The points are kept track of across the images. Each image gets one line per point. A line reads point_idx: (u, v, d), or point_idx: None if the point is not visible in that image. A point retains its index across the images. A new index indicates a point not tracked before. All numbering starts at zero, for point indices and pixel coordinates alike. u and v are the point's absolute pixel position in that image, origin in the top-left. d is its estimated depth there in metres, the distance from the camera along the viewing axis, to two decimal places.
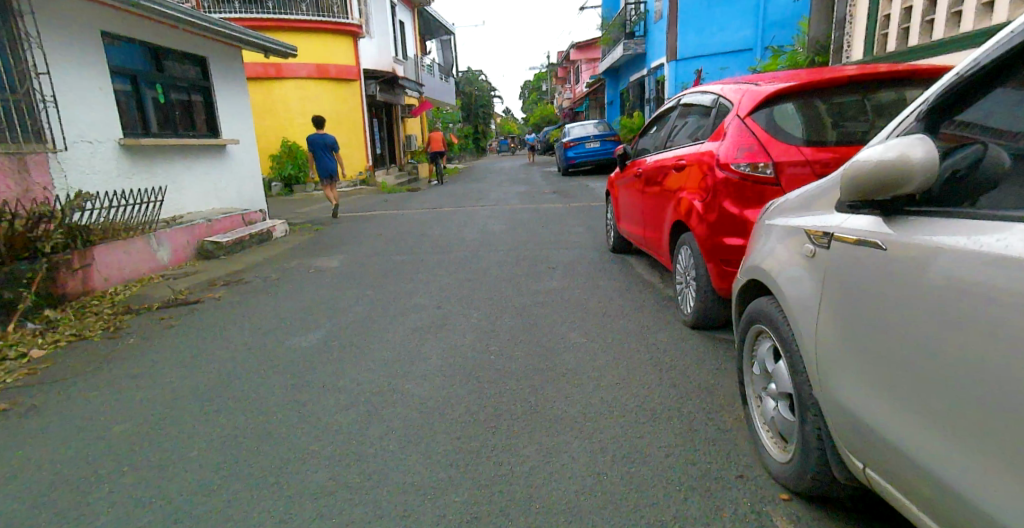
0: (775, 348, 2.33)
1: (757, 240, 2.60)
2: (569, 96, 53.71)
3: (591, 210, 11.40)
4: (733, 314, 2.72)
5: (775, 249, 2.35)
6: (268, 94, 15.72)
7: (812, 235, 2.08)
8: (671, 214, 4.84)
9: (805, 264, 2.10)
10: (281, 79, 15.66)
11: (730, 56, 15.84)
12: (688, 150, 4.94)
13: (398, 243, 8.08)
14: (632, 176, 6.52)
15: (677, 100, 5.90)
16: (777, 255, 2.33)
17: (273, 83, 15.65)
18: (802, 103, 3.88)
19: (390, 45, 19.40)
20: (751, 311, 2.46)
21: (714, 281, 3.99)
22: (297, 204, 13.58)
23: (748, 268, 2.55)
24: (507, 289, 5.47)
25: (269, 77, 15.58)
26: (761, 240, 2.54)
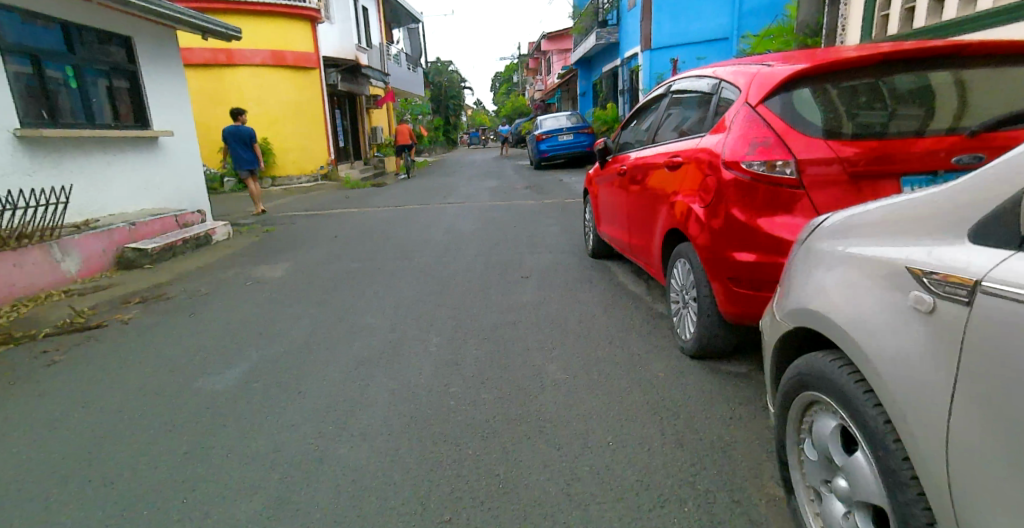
0: (846, 431, 1.64)
1: (802, 268, 1.93)
2: (541, 88, 52.92)
3: (567, 207, 10.70)
4: (771, 366, 2.03)
5: (847, 290, 1.67)
6: (219, 84, 14.73)
7: (929, 276, 1.43)
8: (665, 220, 4.17)
9: (917, 320, 1.44)
10: (233, 66, 14.69)
11: (706, 45, 15.28)
12: (681, 144, 4.26)
13: (354, 247, 7.29)
14: (614, 172, 5.83)
15: (666, 86, 5.18)
16: (852, 298, 1.65)
17: (223, 71, 14.67)
18: (814, 86, 3.19)
19: (352, 31, 18.46)
20: (804, 372, 1.76)
21: (720, 303, 3.31)
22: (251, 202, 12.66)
23: (794, 309, 1.88)
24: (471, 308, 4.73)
25: (218, 65, 14.60)
26: (811, 269, 1.87)
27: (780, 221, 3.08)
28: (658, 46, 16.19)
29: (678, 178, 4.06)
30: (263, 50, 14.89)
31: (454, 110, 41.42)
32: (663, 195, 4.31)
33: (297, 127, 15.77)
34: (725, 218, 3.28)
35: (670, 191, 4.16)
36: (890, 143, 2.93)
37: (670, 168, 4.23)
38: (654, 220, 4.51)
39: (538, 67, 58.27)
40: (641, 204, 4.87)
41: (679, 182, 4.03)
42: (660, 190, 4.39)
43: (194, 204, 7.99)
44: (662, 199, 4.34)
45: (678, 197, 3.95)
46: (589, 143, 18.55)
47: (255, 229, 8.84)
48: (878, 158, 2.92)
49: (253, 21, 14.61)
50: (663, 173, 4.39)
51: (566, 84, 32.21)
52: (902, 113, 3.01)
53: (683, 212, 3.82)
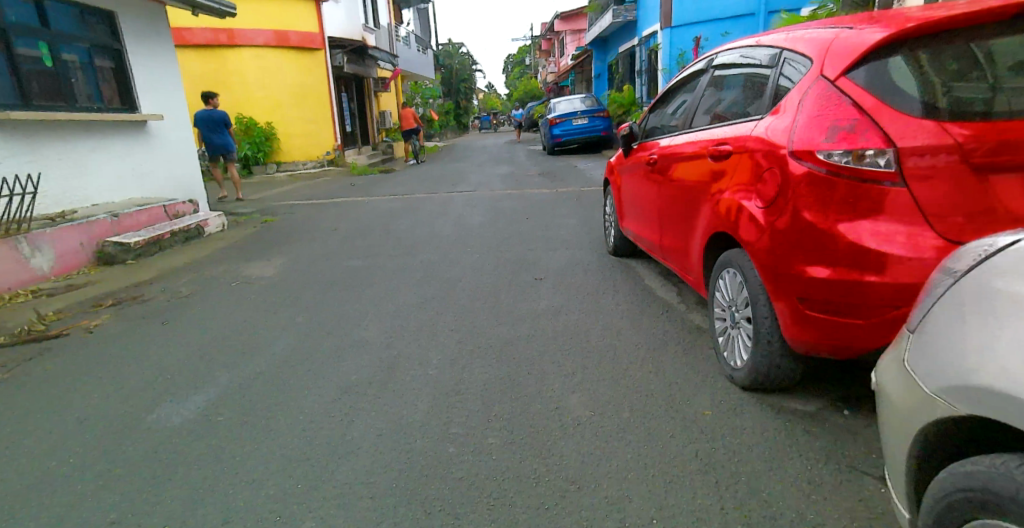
0: None
1: (961, 326, 1.42)
2: (554, 71, 52.00)
3: (583, 197, 10.09)
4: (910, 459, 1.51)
5: None
6: (221, 65, 14.25)
7: None
8: (706, 220, 3.58)
9: None
10: (235, 47, 14.19)
11: (731, 21, 14.57)
12: (726, 129, 3.64)
13: (356, 242, 6.74)
14: (640, 161, 5.21)
15: (706, 60, 4.53)
16: None
17: (225, 53, 14.18)
18: (906, 52, 2.54)
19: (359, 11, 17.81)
20: (995, 498, 1.29)
21: (786, 326, 2.73)
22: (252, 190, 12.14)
23: (962, 386, 1.35)
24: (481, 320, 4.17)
25: (220, 45, 14.08)
26: (981, 329, 1.36)
27: (866, 227, 2.48)
28: (679, 24, 15.41)
29: (724, 169, 3.45)
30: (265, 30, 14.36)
31: (465, 94, 40.68)
32: (704, 189, 3.71)
33: (303, 111, 15.27)
34: (793, 223, 2.69)
35: (714, 184, 3.56)
36: (1012, 127, 2.32)
37: (713, 156, 3.62)
38: (691, 218, 3.92)
39: (550, 49, 57.37)
40: (674, 198, 4.27)
41: (725, 175, 3.42)
42: (700, 184, 3.79)
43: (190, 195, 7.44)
44: (702, 194, 3.75)
45: (725, 194, 3.36)
46: (605, 127, 17.88)
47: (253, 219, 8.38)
48: (993, 149, 2.33)
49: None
50: (703, 163, 3.79)
51: (580, 66, 31.39)
52: (1008, 88, 2.38)
53: (732, 212, 3.23)
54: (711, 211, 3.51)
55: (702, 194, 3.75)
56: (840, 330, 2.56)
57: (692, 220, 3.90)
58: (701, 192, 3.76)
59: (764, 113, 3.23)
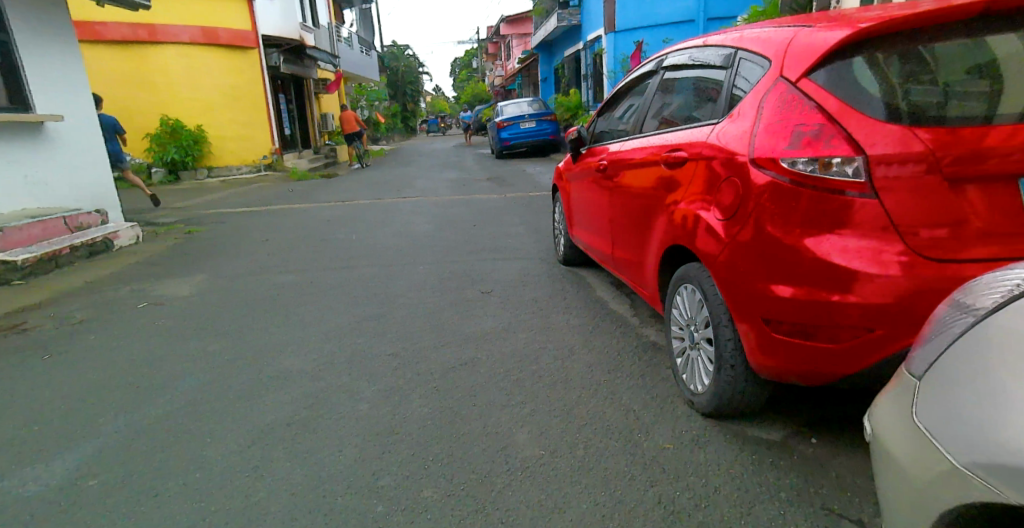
0: None
1: (986, 382, 1.22)
2: (501, 74, 52.00)
3: (531, 204, 9.87)
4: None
5: None
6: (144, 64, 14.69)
7: None
8: (661, 231, 3.34)
9: None
10: (158, 44, 14.65)
11: (671, 27, 14.61)
12: (678, 134, 3.41)
13: (288, 255, 6.33)
14: (589, 166, 4.98)
15: (656, 62, 4.31)
16: None
17: (149, 48, 14.63)
18: (868, 54, 2.34)
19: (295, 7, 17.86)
20: None
21: (750, 351, 2.49)
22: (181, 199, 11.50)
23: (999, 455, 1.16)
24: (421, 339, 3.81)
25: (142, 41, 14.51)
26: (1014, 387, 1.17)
27: (833, 242, 2.25)
28: (622, 29, 15.35)
29: (678, 177, 3.22)
30: (192, 27, 14.90)
31: (411, 98, 40.16)
32: (657, 199, 3.47)
33: (233, 113, 15.92)
34: (754, 237, 2.47)
35: (667, 193, 3.33)
36: (991, 133, 2.12)
37: (665, 163, 3.39)
38: (645, 229, 3.68)
39: (497, 52, 57.36)
40: (626, 208, 4.04)
41: (680, 183, 3.19)
42: (653, 192, 3.56)
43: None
44: (655, 204, 3.51)
45: (681, 204, 3.13)
46: (553, 131, 17.74)
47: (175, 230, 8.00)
48: (964, 158, 2.12)
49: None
50: (654, 170, 3.56)
51: (526, 70, 31.35)
52: (962, 91, 2.19)
53: (688, 224, 2.99)
54: (666, 222, 3.28)
55: (654, 203, 3.51)
56: (809, 355, 2.34)
57: (646, 231, 3.66)
58: (654, 202, 3.53)
59: (720, 117, 3.00)
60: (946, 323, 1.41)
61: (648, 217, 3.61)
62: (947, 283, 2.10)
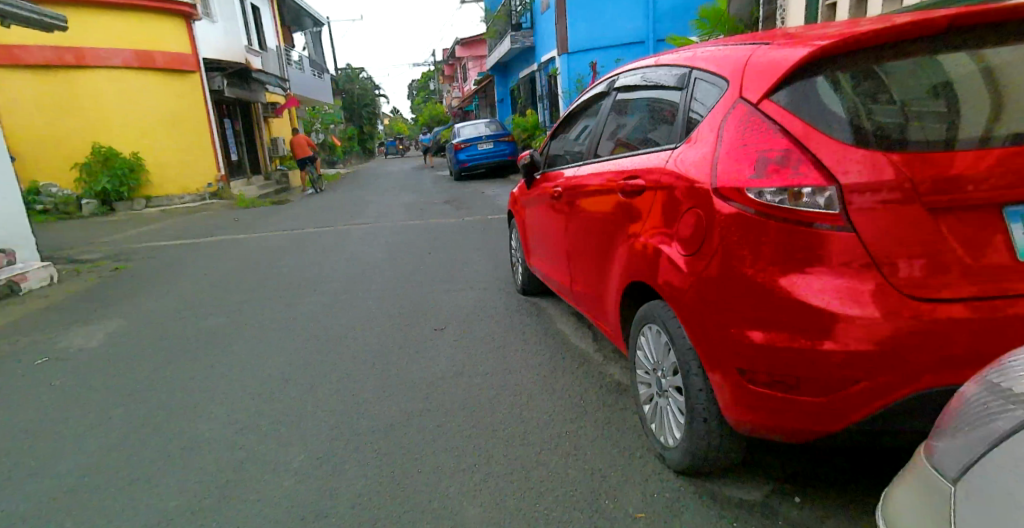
0: None
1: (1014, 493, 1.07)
2: (459, 94, 52.07)
3: (488, 227, 9.64)
4: None
5: None
6: (71, 88, 14.64)
7: None
8: (622, 265, 3.07)
9: None
10: (87, 68, 14.63)
11: (623, 48, 14.64)
12: (635, 160, 3.14)
13: (226, 303, 6.01)
14: (545, 192, 4.72)
15: (608, 82, 4.07)
16: None
17: (78, 73, 14.61)
18: (829, 71, 2.08)
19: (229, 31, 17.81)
20: None
21: (726, 403, 2.20)
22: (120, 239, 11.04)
23: None
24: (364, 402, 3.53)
25: (69, 66, 14.49)
26: None
27: (809, 282, 1.96)
28: (575, 50, 15.24)
29: (638, 206, 2.95)
30: (125, 51, 15.00)
31: (368, 120, 39.80)
32: (617, 229, 3.20)
33: (172, 139, 15.95)
34: (722, 276, 2.19)
35: (627, 224, 3.06)
36: (964, 159, 1.88)
37: (623, 191, 3.12)
38: (605, 261, 3.40)
39: (454, 73, 57.48)
40: (584, 238, 3.77)
41: (640, 213, 2.92)
42: (612, 221, 3.29)
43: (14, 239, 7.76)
44: (614, 235, 3.24)
45: (643, 236, 2.86)
46: (510, 152, 17.60)
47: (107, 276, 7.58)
48: (943, 186, 1.87)
49: (119, 15, 14.85)
50: (612, 198, 3.29)
51: (483, 91, 31.32)
52: (924, 113, 1.95)
53: (652, 258, 2.72)
54: (628, 255, 3.01)
55: (614, 234, 3.24)
56: (789, 411, 2.05)
57: (606, 264, 3.38)
58: (613, 232, 3.26)
59: (678, 142, 2.73)
60: (982, 416, 1.26)
61: (608, 248, 3.33)
62: (938, 327, 1.82)
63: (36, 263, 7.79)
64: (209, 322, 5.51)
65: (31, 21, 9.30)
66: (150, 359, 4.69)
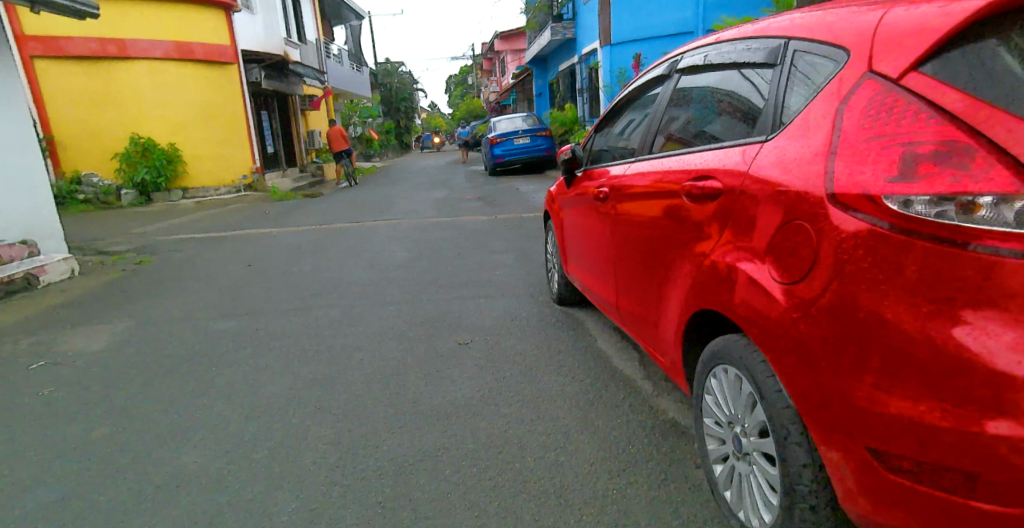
0: None
1: None
2: (496, 88, 51.64)
3: (522, 226, 9.18)
4: None
5: None
6: (110, 79, 14.60)
7: None
8: (687, 288, 2.51)
9: None
10: (128, 59, 14.59)
11: (669, 39, 13.95)
12: (704, 157, 2.57)
13: (243, 307, 5.69)
14: (586, 193, 4.17)
15: (665, 66, 3.51)
16: None
17: (118, 64, 14.56)
18: (1005, 36, 1.50)
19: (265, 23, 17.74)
20: None
21: (847, 486, 1.65)
22: (150, 234, 10.91)
23: None
24: (378, 433, 3.12)
25: (109, 57, 14.44)
26: None
27: (980, 333, 1.38)
28: (617, 42, 14.63)
29: (708, 215, 2.38)
30: (165, 41, 14.89)
31: (405, 114, 39.69)
32: (678, 242, 2.63)
33: (210, 130, 15.83)
34: (842, 318, 1.62)
35: (692, 236, 2.49)
36: None
37: (688, 196, 2.55)
38: (661, 279, 2.84)
39: (492, 68, 57.11)
40: (634, 249, 3.20)
41: (710, 225, 2.35)
42: (670, 232, 2.73)
43: (37, 232, 7.56)
44: (674, 249, 2.67)
45: (715, 253, 2.29)
46: (547, 147, 17.05)
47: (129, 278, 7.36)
48: None
49: (159, 6, 14.73)
50: (672, 204, 2.73)
51: (519, 85, 30.76)
52: None
53: (728, 283, 2.15)
54: (694, 275, 2.44)
55: (674, 248, 2.68)
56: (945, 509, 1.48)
57: (662, 283, 2.82)
58: (672, 245, 2.69)
59: (770, 134, 2.16)
60: None
61: (666, 264, 2.77)
62: None
63: (58, 255, 7.54)
64: (222, 327, 5.17)
65: (62, 7, 9.06)
66: (155, 366, 4.37)
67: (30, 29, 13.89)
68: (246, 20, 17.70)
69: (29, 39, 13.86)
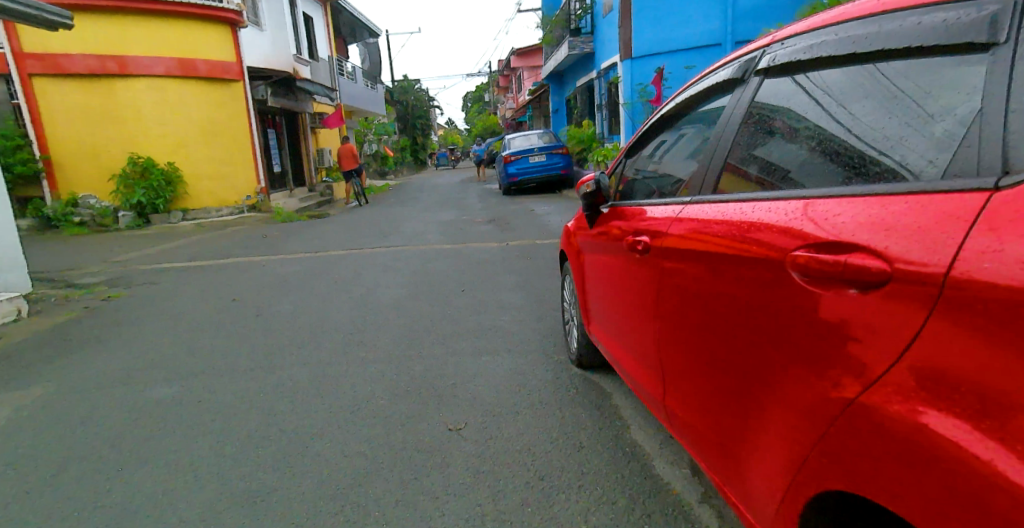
0: None
1: None
2: (513, 105, 51.05)
3: (535, 256, 8.20)
4: None
5: None
6: (110, 97, 13.84)
7: None
8: (793, 410, 1.66)
9: None
10: (129, 77, 13.86)
11: (694, 52, 12.84)
12: (820, 207, 1.70)
13: (196, 365, 4.76)
14: (613, 236, 3.20)
15: (723, 65, 2.57)
16: None
17: (118, 82, 13.82)
18: None
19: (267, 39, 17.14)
20: None
21: None
22: (135, 263, 10.10)
23: None
24: None
25: (109, 74, 13.71)
26: None
27: None
28: (638, 55, 13.67)
29: (848, 308, 1.52)
30: (167, 58, 14.14)
31: (422, 131, 39.06)
32: (767, 335, 1.77)
33: (213, 149, 15.06)
34: None
35: (805, 333, 1.63)
36: None
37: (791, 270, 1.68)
38: (727, 379, 1.97)
39: (509, 85, 56.41)
40: (676, 326, 2.31)
41: (853, 322, 1.49)
42: (749, 317, 1.86)
43: None
44: (760, 343, 1.81)
45: (873, 372, 1.43)
46: (564, 165, 16.04)
47: (84, 320, 6.44)
48: None
49: (162, 21, 13.99)
50: (750, 276, 1.85)
51: (535, 101, 29.80)
52: None
53: (918, 435, 1.30)
54: (811, 395, 1.59)
55: (758, 340, 1.82)
56: None
57: (731, 384, 1.95)
58: (755, 335, 1.83)
59: (1021, 164, 1.31)
60: None
61: (738, 358, 1.91)
62: None
63: (2, 294, 6.60)
64: (163, 395, 4.26)
65: (30, 18, 8.16)
66: (69, 460, 3.48)
67: (30, 46, 13.25)
68: (253, 36, 16.99)
69: (28, 56, 13.24)
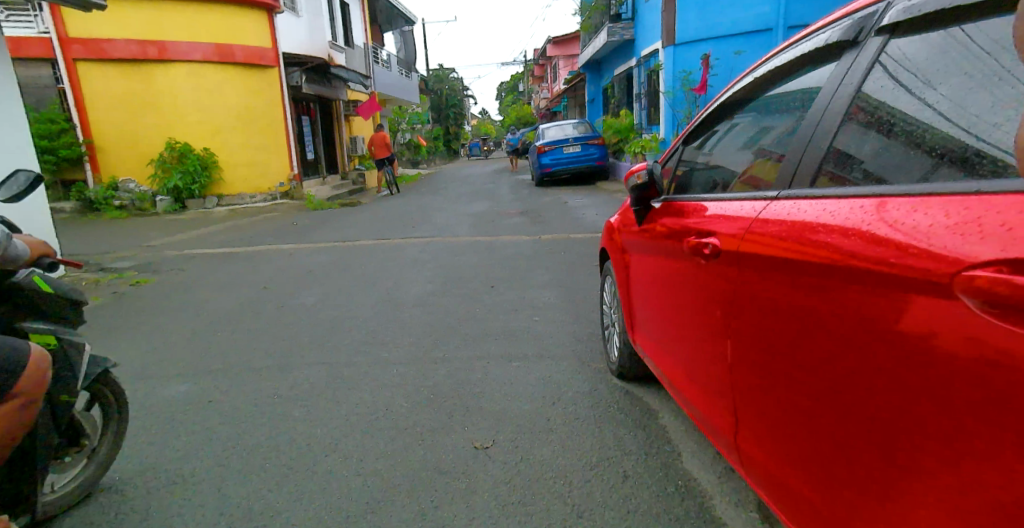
0: None
1: None
2: (547, 95, 50.49)
3: (570, 251, 7.83)
4: None
5: None
6: (150, 83, 13.78)
7: None
8: (971, 487, 1.24)
9: None
10: (169, 62, 13.77)
11: (743, 38, 12.26)
12: (1002, 211, 1.28)
13: (213, 362, 4.51)
14: (665, 234, 2.78)
15: (818, 34, 2.13)
16: None
17: (157, 67, 13.74)
18: None
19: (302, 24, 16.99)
20: None
21: None
22: (164, 249, 9.98)
23: None
24: None
25: (150, 60, 13.63)
26: None
27: None
28: (681, 42, 13.13)
29: None
30: (206, 44, 14.03)
31: (455, 120, 38.77)
32: (919, 382, 1.35)
33: (249, 136, 14.95)
34: None
35: (985, 384, 1.21)
36: None
37: (933, 293, 1.32)
38: (848, 427, 1.56)
39: (543, 75, 55.72)
40: (761, 348, 1.90)
41: None
42: (863, 349, 1.50)
43: None
44: (904, 388, 1.39)
45: None
46: (599, 156, 15.56)
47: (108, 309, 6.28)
48: None
49: (201, 6, 13.87)
50: (890, 301, 1.42)
51: (570, 91, 29.28)
52: None
53: None
54: (1006, 470, 1.17)
55: (878, 377, 1.46)
56: None
57: (854, 437, 1.54)
58: (872, 370, 1.47)
59: None
60: None
61: (850, 398, 1.55)
62: None
63: None
64: (174, 394, 4.00)
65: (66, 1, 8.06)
66: None
67: (75, 31, 13.21)
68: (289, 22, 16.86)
69: (73, 41, 13.18)
